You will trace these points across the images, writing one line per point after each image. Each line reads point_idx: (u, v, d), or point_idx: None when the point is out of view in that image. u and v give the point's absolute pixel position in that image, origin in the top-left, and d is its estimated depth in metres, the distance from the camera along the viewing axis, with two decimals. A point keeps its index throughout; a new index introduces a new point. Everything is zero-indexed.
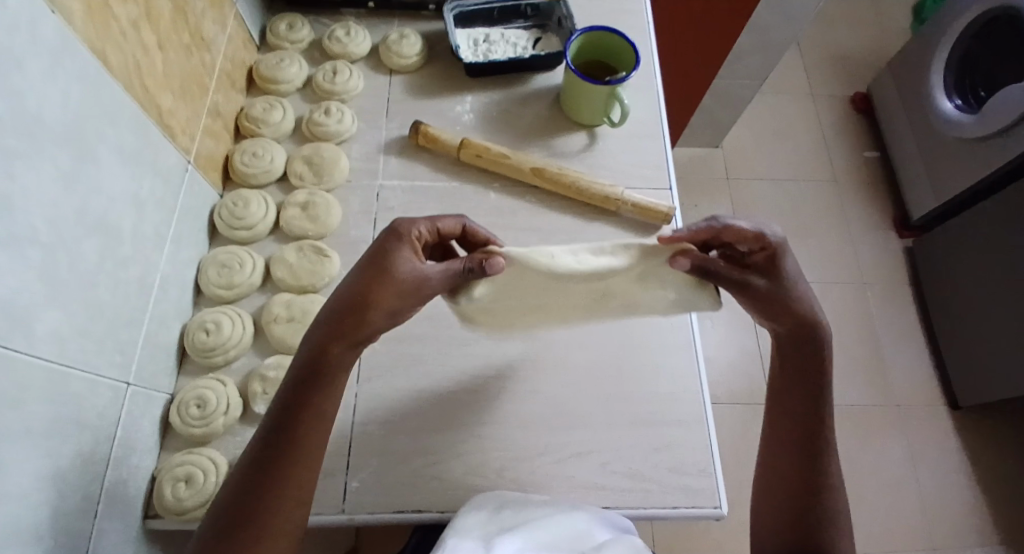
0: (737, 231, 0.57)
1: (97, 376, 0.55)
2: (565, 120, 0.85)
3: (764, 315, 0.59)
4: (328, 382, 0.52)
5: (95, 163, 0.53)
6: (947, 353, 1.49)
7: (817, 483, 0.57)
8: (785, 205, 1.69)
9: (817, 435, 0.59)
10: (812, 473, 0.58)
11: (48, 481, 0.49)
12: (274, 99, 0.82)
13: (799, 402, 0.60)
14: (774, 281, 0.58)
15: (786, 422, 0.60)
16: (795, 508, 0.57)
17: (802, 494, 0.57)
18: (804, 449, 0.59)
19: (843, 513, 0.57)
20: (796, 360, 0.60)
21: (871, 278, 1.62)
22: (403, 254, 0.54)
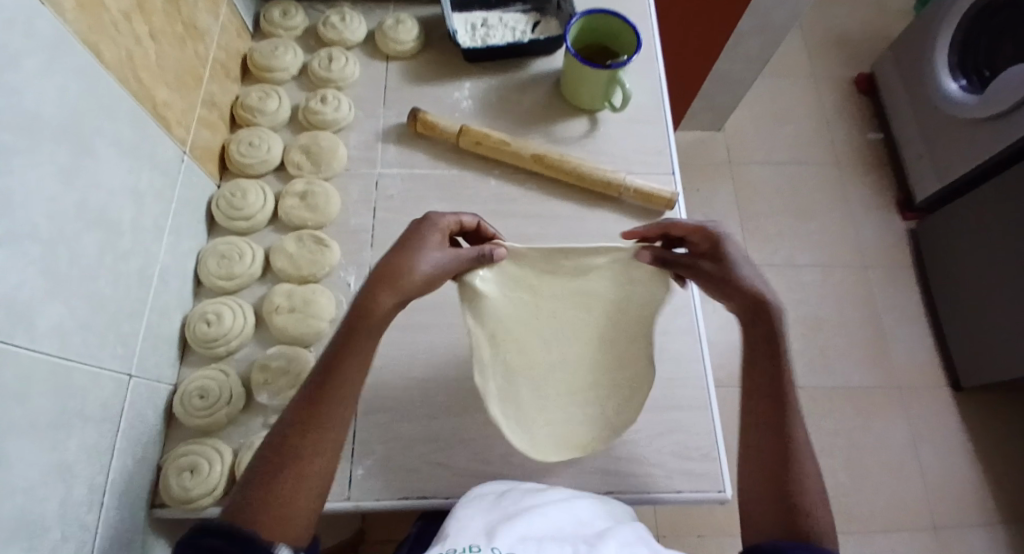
0: (681, 226, 0.63)
1: (99, 369, 0.55)
2: (564, 105, 0.84)
3: (719, 297, 0.62)
4: (351, 361, 0.54)
5: (93, 156, 0.53)
6: (950, 334, 1.48)
7: (787, 455, 0.56)
8: (787, 188, 1.68)
9: (784, 407, 0.57)
10: (784, 447, 0.56)
11: (55, 473, 0.49)
12: (270, 88, 0.81)
13: (762, 378, 0.59)
14: (718, 264, 0.61)
15: (753, 400, 0.59)
16: (773, 488, 0.55)
17: (775, 471, 0.56)
18: (773, 423, 0.57)
19: (807, 493, 0.55)
20: (754, 341, 0.60)
21: (874, 260, 1.61)
22: (427, 240, 0.58)
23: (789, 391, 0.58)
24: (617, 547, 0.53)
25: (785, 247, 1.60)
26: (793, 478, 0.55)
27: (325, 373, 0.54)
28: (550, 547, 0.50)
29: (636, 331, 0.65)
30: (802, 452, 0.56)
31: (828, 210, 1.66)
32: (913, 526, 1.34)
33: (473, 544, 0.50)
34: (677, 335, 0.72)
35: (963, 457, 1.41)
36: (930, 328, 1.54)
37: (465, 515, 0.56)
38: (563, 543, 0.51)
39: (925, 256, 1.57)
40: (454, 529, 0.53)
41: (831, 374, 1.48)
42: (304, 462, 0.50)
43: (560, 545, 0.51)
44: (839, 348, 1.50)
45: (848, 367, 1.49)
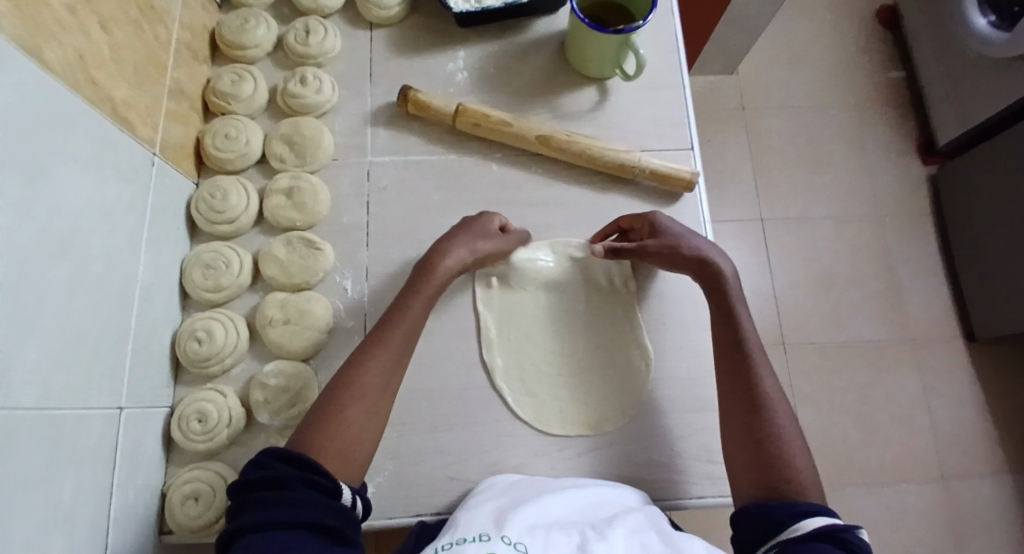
0: (619, 220, 0.69)
1: (86, 410, 0.51)
2: (572, 73, 0.76)
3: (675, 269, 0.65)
4: (396, 322, 0.60)
5: (54, 178, 0.47)
6: (966, 282, 1.42)
7: (755, 402, 0.57)
8: (801, 135, 1.57)
9: (746, 358, 0.59)
10: (751, 396, 0.57)
11: (53, 526, 0.46)
12: (243, 68, 0.73)
13: (725, 333, 0.61)
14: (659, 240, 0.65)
15: (722, 355, 0.61)
16: (747, 437, 0.56)
17: (745, 419, 0.57)
18: (738, 374, 0.59)
19: (788, 431, 0.56)
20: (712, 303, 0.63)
21: (889, 209, 1.52)
22: (478, 225, 0.66)
23: (751, 343, 0.60)
24: (627, 534, 0.52)
25: (797, 199, 1.53)
26: (766, 425, 0.56)
27: (387, 322, 0.60)
28: (558, 536, 0.50)
29: (623, 321, 0.68)
30: (770, 400, 0.57)
31: (842, 155, 1.56)
32: (921, 478, 1.33)
33: (482, 534, 0.50)
34: (699, 329, 0.68)
35: (972, 406, 1.39)
36: (946, 277, 1.48)
37: (472, 506, 0.56)
38: (570, 531, 0.51)
39: (943, 203, 1.49)
40: (462, 519, 0.53)
41: (842, 329, 1.43)
42: (366, 404, 0.55)
43: (568, 534, 0.50)
44: (851, 303, 1.45)
45: (860, 321, 1.44)
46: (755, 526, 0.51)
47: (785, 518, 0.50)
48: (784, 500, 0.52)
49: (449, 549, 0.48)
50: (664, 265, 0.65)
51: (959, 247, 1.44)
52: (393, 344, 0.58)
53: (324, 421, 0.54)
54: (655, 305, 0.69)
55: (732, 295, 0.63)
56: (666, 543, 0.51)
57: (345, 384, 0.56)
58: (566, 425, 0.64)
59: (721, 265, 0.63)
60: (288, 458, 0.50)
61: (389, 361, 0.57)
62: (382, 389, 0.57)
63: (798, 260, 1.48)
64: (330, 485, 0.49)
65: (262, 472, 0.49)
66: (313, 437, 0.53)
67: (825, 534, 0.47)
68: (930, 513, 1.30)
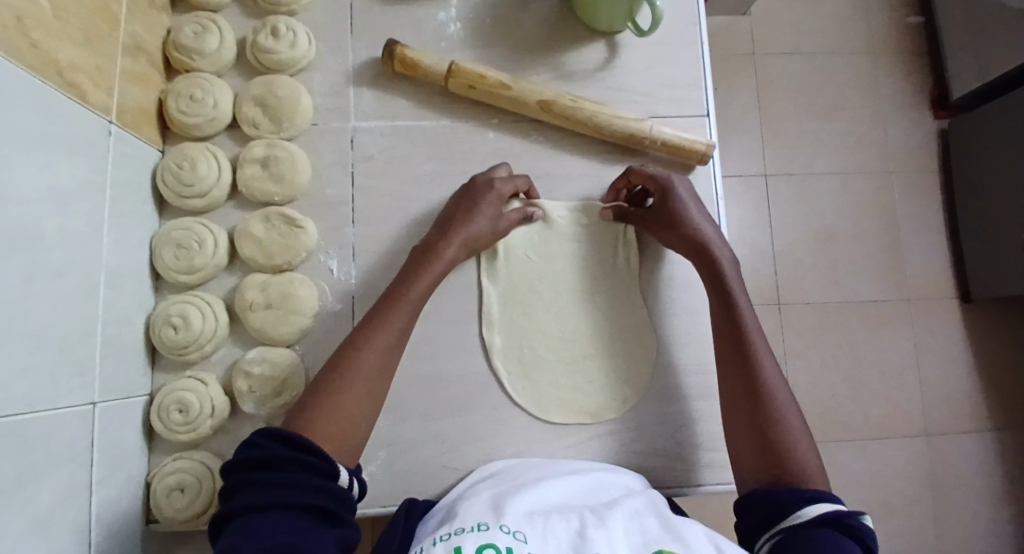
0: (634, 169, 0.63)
1: (57, 410, 0.46)
2: (578, 26, 0.69)
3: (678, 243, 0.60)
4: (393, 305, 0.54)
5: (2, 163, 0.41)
6: (967, 237, 1.21)
7: (754, 388, 0.54)
8: (811, 80, 1.28)
9: (745, 343, 0.55)
10: (751, 383, 0.54)
11: (34, 536, 0.44)
12: (206, 18, 0.64)
13: (723, 317, 0.57)
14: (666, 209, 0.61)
15: (720, 340, 0.57)
16: (751, 425, 0.53)
17: (747, 405, 0.54)
18: (739, 359, 0.55)
19: (791, 420, 0.52)
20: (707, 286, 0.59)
21: (897, 162, 1.27)
22: (489, 199, 0.60)
23: (749, 329, 0.56)
24: (626, 519, 0.50)
25: (796, 130, 1.26)
26: (767, 412, 0.53)
27: (385, 301, 0.55)
28: (556, 524, 0.47)
29: (626, 308, 0.64)
30: (769, 386, 0.54)
31: (848, 87, 1.28)
32: (906, 435, 1.18)
33: (480, 523, 0.47)
34: (700, 313, 0.65)
35: (961, 365, 1.22)
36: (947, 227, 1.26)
37: (469, 496, 0.54)
38: (569, 515, 0.49)
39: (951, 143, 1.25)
40: (459, 510, 0.51)
41: (841, 290, 1.21)
42: (363, 385, 0.50)
43: (568, 520, 0.48)
44: (852, 259, 1.22)
45: (862, 279, 1.22)
46: (758, 514, 0.49)
47: (790, 503, 0.47)
48: (791, 488, 0.49)
49: (447, 539, 0.45)
50: (667, 238, 0.61)
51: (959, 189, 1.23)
52: (391, 324, 0.53)
53: (315, 400, 0.49)
54: (659, 286, 0.65)
55: (729, 277, 0.58)
56: (666, 526, 0.49)
57: (340, 365, 0.51)
58: (565, 413, 0.62)
59: (717, 246, 0.59)
60: (281, 437, 0.45)
61: (387, 343, 0.53)
62: (379, 370, 0.52)
63: (800, 212, 1.24)
64: (325, 465, 0.45)
65: (253, 452, 0.44)
66: (305, 417, 0.48)
67: (828, 520, 0.44)
68: (916, 471, 1.17)
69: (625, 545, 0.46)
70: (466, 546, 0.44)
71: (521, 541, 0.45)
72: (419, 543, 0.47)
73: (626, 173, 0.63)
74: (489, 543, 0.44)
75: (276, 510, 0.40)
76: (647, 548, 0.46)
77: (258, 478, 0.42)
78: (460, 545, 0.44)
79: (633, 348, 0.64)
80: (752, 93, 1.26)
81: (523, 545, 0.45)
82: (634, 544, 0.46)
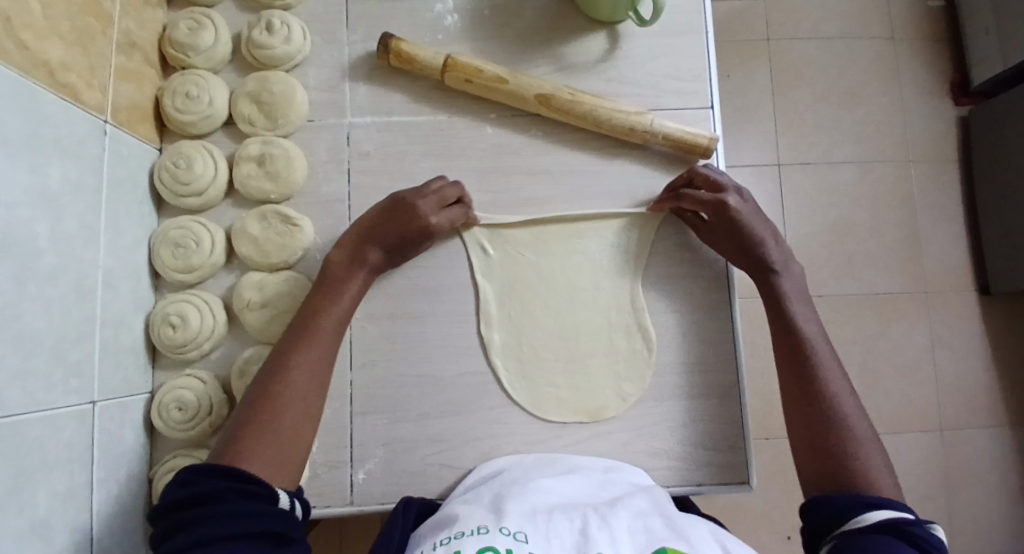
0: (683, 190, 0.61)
1: (53, 411, 0.47)
2: (579, 16, 0.67)
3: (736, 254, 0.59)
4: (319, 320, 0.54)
5: None
6: (987, 227, 1.18)
7: (816, 392, 0.53)
8: (826, 66, 1.24)
9: (803, 350, 0.55)
10: (811, 391, 0.53)
11: (30, 536, 0.44)
12: (201, 13, 0.64)
13: (780, 326, 0.57)
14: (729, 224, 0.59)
15: (779, 351, 0.56)
16: (808, 434, 0.52)
17: (804, 411, 0.53)
18: (796, 368, 0.55)
19: (855, 415, 0.52)
20: (766, 303, 0.58)
21: (917, 150, 1.23)
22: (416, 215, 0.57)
23: (809, 332, 0.56)
24: (629, 519, 0.49)
25: (810, 118, 1.22)
26: (827, 411, 0.52)
27: (308, 319, 0.54)
28: (559, 522, 0.47)
29: (627, 306, 0.63)
30: (832, 387, 0.53)
31: (867, 73, 1.24)
32: (918, 429, 1.15)
33: (480, 526, 0.46)
34: (711, 311, 0.63)
35: (978, 360, 1.18)
36: (965, 218, 1.22)
37: (470, 498, 0.53)
38: (572, 515, 0.48)
39: (972, 131, 1.21)
40: (459, 514, 0.50)
41: (855, 281, 1.19)
42: (296, 407, 0.50)
43: (570, 519, 0.48)
44: (866, 251, 1.19)
45: (877, 271, 1.19)
46: (814, 518, 0.48)
47: (847, 509, 0.46)
48: (853, 492, 0.48)
49: (447, 543, 0.45)
50: (728, 248, 0.60)
51: (981, 179, 1.19)
52: (317, 342, 0.53)
53: (252, 424, 0.48)
54: (659, 286, 0.64)
55: (785, 291, 0.57)
56: (670, 526, 0.48)
57: (274, 388, 0.50)
58: (563, 413, 0.61)
59: (774, 254, 0.58)
60: (214, 471, 0.43)
61: (317, 363, 0.52)
62: (313, 390, 0.52)
63: (813, 203, 1.21)
64: (264, 491, 0.44)
65: (186, 490, 0.42)
66: (241, 442, 0.47)
67: (885, 526, 0.43)
68: (928, 465, 1.15)
69: (629, 545, 0.45)
70: (466, 550, 0.44)
71: (522, 542, 0.45)
72: (421, 547, 0.47)
73: (676, 196, 0.61)
74: (489, 546, 0.44)
75: (226, 543, 0.39)
76: (650, 547, 0.45)
77: (195, 515, 0.40)
78: (460, 549, 0.44)
79: (632, 348, 0.62)
80: (766, 81, 1.23)
81: (525, 544, 0.44)
82: (637, 543, 0.46)
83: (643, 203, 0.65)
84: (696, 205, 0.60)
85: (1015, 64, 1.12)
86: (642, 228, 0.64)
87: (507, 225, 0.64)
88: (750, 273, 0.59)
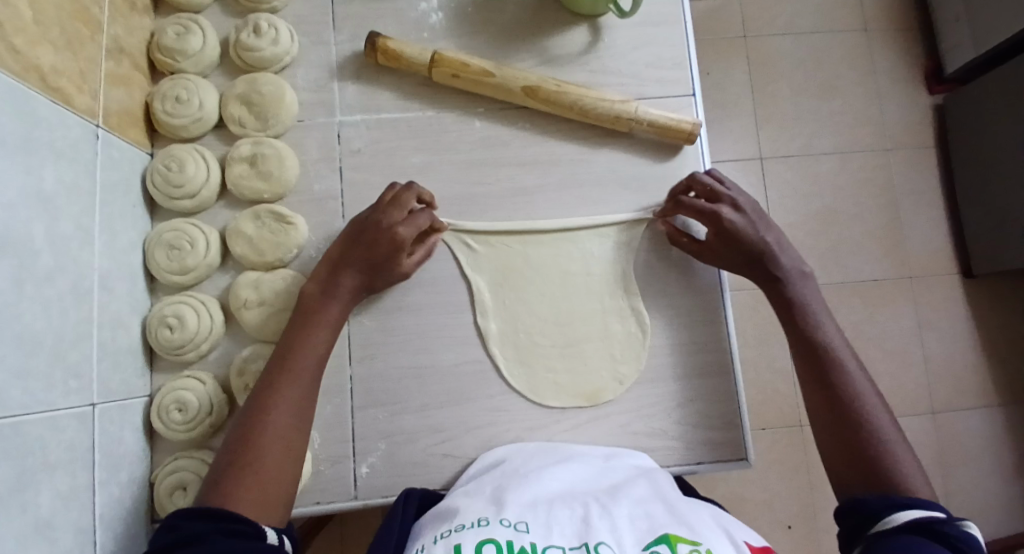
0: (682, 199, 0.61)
1: (53, 412, 0.47)
2: (561, 10, 0.68)
3: (736, 262, 0.60)
4: (294, 361, 0.54)
5: None
6: (967, 210, 1.20)
7: (840, 396, 0.54)
8: (803, 58, 1.27)
9: (826, 355, 0.55)
10: (833, 391, 0.54)
11: (32, 538, 0.44)
12: (188, 18, 0.65)
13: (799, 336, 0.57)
14: (721, 234, 0.60)
15: (797, 352, 0.57)
16: (834, 433, 0.53)
17: (831, 417, 0.54)
18: (816, 369, 0.55)
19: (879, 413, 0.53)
20: (782, 312, 0.59)
21: (895, 137, 1.26)
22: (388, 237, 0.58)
23: (827, 335, 0.56)
24: (630, 506, 0.49)
25: (790, 111, 1.25)
26: (854, 412, 0.53)
27: (291, 357, 0.54)
28: (560, 512, 0.48)
29: (621, 293, 0.64)
30: (862, 394, 0.54)
31: (842, 65, 1.27)
32: (911, 411, 1.17)
33: (480, 519, 0.47)
34: (704, 292, 0.64)
35: (966, 340, 1.21)
36: (945, 201, 1.25)
37: (471, 490, 0.54)
38: (574, 504, 0.49)
39: (947, 117, 1.24)
40: (461, 506, 0.50)
41: (841, 269, 1.21)
42: (280, 450, 0.50)
43: (571, 509, 0.48)
44: (851, 238, 1.22)
45: (862, 257, 1.21)
46: (852, 521, 0.48)
47: (879, 510, 0.47)
48: (885, 493, 0.48)
49: (447, 537, 0.45)
50: (726, 257, 0.61)
51: (959, 162, 1.22)
52: (298, 379, 0.53)
53: (237, 471, 0.48)
54: (651, 271, 0.65)
55: (797, 294, 0.58)
56: (671, 511, 0.49)
57: (256, 433, 0.50)
58: (562, 398, 0.62)
59: (785, 261, 0.59)
60: (199, 515, 0.44)
61: (293, 405, 0.52)
62: (294, 430, 0.52)
63: (798, 193, 1.23)
64: (251, 529, 0.44)
65: (173, 534, 0.43)
66: (226, 490, 0.47)
67: (918, 526, 0.43)
68: (923, 447, 1.16)
69: (629, 533, 0.46)
70: (467, 543, 0.44)
71: (522, 532, 0.45)
72: (420, 541, 0.47)
73: (674, 205, 0.62)
74: (489, 538, 0.44)
75: None
76: (653, 532, 0.45)
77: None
78: (460, 543, 0.44)
79: (628, 331, 0.63)
80: (744, 76, 1.26)
81: (525, 534, 0.45)
82: (640, 529, 0.46)
83: (639, 192, 0.66)
84: (696, 214, 0.60)
85: (986, 51, 1.15)
86: (636, 219, 0.65)
87: (493, 217, 0.65)
88: (759, 282, 0.60)
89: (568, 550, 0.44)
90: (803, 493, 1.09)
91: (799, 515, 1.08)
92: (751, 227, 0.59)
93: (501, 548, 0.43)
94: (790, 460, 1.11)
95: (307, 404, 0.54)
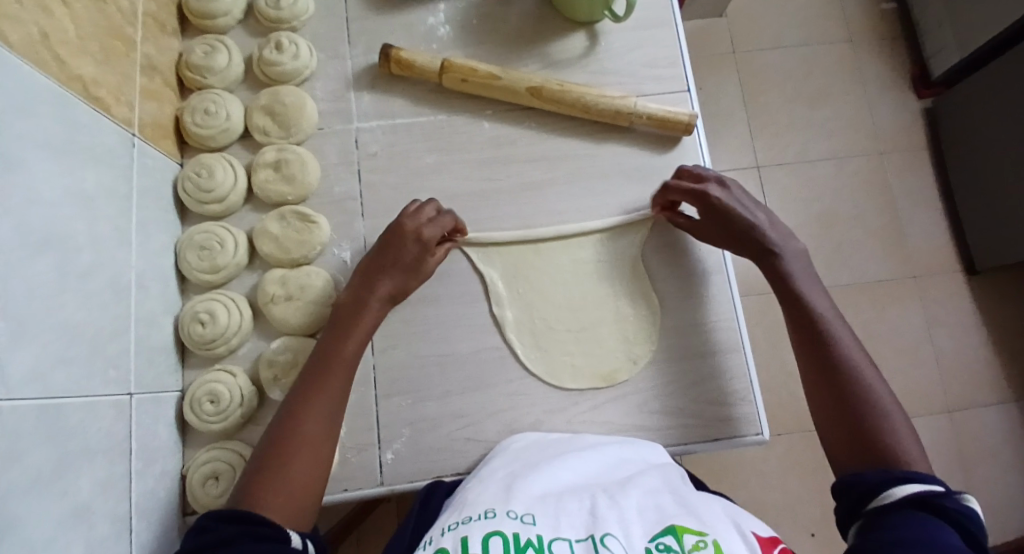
0: (671, 183, 0.65)
1: (93, 398, 0.49)
2: (560, 19, 0.73)
3: (730, 244, 0.63)
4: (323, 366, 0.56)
5: (23, 167, 0.44)
6: (963, 203, 1.23)
7: (838, 375, 0.55)
8: (792, 67, 1.32)
9: (822, 336, 0.57)
10: (830, 371, 0.55)
11: (73, 521, 0.46)
12: (215, 38, 0.70)
13: (795, 316, 0.58)
14: (714, 214, 0.62)
15: (793, 333, 0.59)
16: (827, 410, 0.55)
17: (829, 394, 0.55)
18: (814, 351, 0.56)
19: (880, 392, 0.53)
20: (778, 293, 0.60)
21: (887, 139, 1.30)
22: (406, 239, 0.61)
23: (824, 317, 0.58)
24: (640, 497, 0.49)
25: (783, 118, 1.30)
26: (851, 391, 0.54)
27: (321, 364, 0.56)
28: (568, 504, 0.48)
29: (631, 278, 0.67)
30: (857, 371, 0.55)
31: (830, 72, 1.32)
32: (926, 406, 1.18)
33: (487, 510, 0.47)
34: (710, 273, 0.66)
35: (975, 334, 1.22)
36: (941, 195, 1.28)
37: (485, 477, 0.55)
38: (581, 496, 0.49)
39: (937, 116, 1.28)
40: (469, 500, 0.51)
41: (845, 270, 1.23)
42: (308, 453, 0.52)
43: (579, 501, 0.48)
44: (852, 239, 1.24)
45: (864, 257, 1.24)
46: (849, 499, 0.49)
47: (878, 483, 0.48)
48: (880, 470, 0.49)
49: (455, 529, 0.45)
50: (719, 239, 0.63)
51: (953, 158, 1.25)
52: (328, 383, 0.55)
53: (265, 472, 0.50)
54: (660, 258, 0.67)
55: (793, 275, 0.60)
56: (681, 502, 0.49)
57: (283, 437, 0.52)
58: (578, 379, 0.64)
59: (777, 239, 0.61)
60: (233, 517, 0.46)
61: (322, 409, 0.54)
62: (324, 434, 0.54)
63: (797, 198, 1.26)
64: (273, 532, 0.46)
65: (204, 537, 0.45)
66: (257, 492, 0.49)
67: (918, 501, 0.45)
68: (941, 443, 1.16)
69: (638, 523, 0.46)
70: (474, 535, 0.43)
71: (528, 524, 0.45)
72: (428, 533, 0.47)
73: (664, 188, 0.65)
74: (496, 531, 0.44)
75: None
76: (660, 524, 0.45)
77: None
78: (468, 535, 0.44)
79: (640, 313, 0.66)
80: (737, 88, 1.31)
81: (532, 527, 0.45)
82: (647, 520, 0.46)
83: (642, 180, 0.69)
84: (684, 195, 0.64)
85: (972, 53, 1.19)
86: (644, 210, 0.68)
87: (502, 211, 0.68)
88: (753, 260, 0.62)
89: (575, 541, 0.44)
90: (826, 498, 1.09)
91: (821, 521, 1.08)
92: (740, 210, 0.62)
93: (507, 541, 0.43)
94: (809, 464, 1.11)
95: (336, 407, 0.55)
